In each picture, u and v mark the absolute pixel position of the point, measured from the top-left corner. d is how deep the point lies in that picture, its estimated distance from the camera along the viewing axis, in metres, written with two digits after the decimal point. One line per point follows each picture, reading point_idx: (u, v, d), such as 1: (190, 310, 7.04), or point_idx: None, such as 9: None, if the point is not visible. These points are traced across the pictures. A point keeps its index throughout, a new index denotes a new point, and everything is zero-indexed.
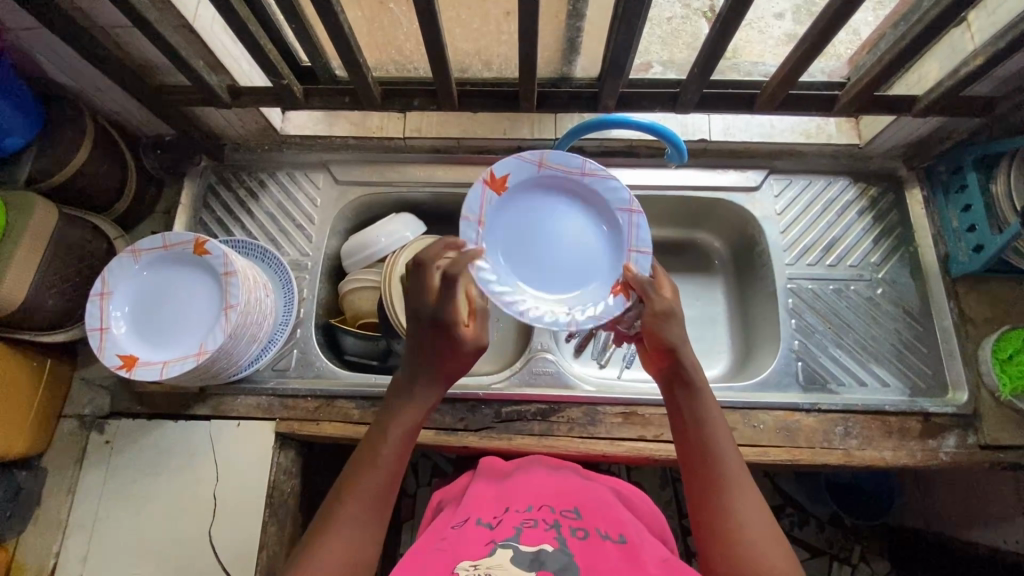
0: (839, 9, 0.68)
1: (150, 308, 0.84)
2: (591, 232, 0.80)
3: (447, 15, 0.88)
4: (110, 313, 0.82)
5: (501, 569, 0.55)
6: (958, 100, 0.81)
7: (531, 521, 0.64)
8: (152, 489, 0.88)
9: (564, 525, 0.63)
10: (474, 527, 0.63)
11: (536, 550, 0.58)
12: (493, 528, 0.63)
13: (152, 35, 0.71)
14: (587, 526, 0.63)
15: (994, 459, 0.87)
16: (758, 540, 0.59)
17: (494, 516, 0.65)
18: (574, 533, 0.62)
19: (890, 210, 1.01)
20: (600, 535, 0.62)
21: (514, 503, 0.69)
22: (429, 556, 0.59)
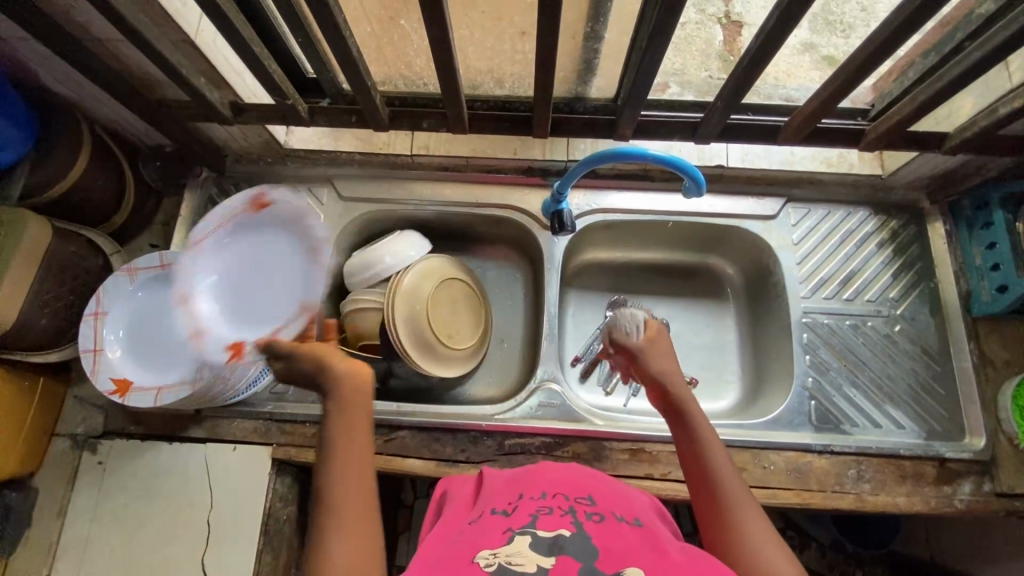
0: (878, 46, 0.65)
1: (148, 334, 0.84)
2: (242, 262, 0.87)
3: (459, 33, 0.84)
4: (107, 343, 0.81)
5: (522, 557, 0.52)
6: (992, 139, 0.77)
7: (546, 507, 0.60)
8: (144, 513, 0.86)
9: (580, 509, 0.60)
10: (489, 516, 0.60)
11: (554, 535, 0.55)
12: (509, 515, 0.59)
13: (151, 53, 0.68)
14: (603, 510, 0.61)
15: (1011, 508, 0.85)
16: (770, 554, 0.57)
17: (509, 503, 0.62)
18: (591, 516, 0.59)
19: (912, 243, 0.97)
20: (615, 518, 0.60)
21: (528, 488, 0.65)
22: (444, 549, 0.56)
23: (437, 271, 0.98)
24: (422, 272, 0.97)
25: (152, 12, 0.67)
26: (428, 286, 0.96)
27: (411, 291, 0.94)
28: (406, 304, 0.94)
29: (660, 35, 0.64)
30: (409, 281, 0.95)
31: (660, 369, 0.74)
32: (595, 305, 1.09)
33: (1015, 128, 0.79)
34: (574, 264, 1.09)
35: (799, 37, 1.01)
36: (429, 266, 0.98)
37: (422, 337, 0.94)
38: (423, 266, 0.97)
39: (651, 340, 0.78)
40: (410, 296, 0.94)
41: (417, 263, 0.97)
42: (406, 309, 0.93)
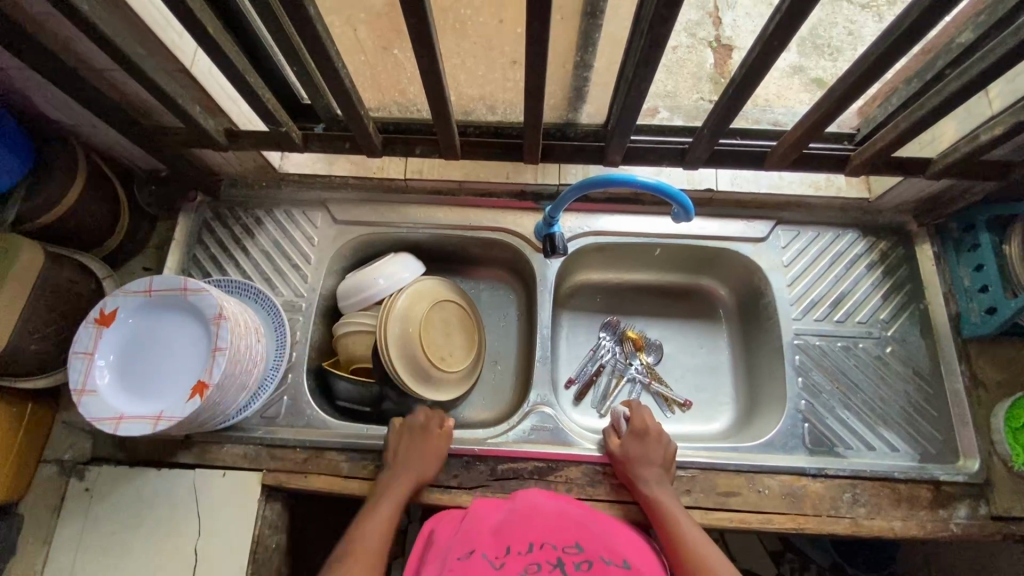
0: (858, 79, 0.66)
1: (134, 377, 0.80)
2: (135, 335, 0.83)
3: (452, 62, 0.86)
4: (105, 400, 0.78)
5: None
6: (974, 164, 0.79)
7: (535, 564, 0.62)
8: (130, 542, 0.85)
9: (567, 562, 0.63)
10: (479, 561, 0.63)
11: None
12: (499, 566, 0.62)
13: (148, 82, 0.69)
14: (590, 557, 0.64)
15: (1007, 532, 0.84)
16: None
17: (498, 554, 0.64)
18: (579, 567, 0.62)
19: (900, 264, 0.98)
20: (603, 563, 0.64)
21: (516, 537, 0.67)
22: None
23: (431, 292, 0.98)
24: (416, 293, 0.97)
25: (149, 44, 0.68)
26: (422, 308, 0.96)
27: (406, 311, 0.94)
28: (400, 325, 0.93)
29: (646, 66, 0.66)
30: (403, 302, 0.95)
31: (637, 457, 0.83)
32: (589, 326, 1.09)
33: (998, 153, 0.80)
34: (567, 285, 1.10)
35: (789, 60, 1.05)
36: (423, 287, 0.98)
37: (415, 359, 0.93)
38: (416, 288, 0.97)
39: (635, 433, 0.85)
40: (404, 317, 0.94)
41: (412, 286, 0.97)
42: (400, 330, 0.93)
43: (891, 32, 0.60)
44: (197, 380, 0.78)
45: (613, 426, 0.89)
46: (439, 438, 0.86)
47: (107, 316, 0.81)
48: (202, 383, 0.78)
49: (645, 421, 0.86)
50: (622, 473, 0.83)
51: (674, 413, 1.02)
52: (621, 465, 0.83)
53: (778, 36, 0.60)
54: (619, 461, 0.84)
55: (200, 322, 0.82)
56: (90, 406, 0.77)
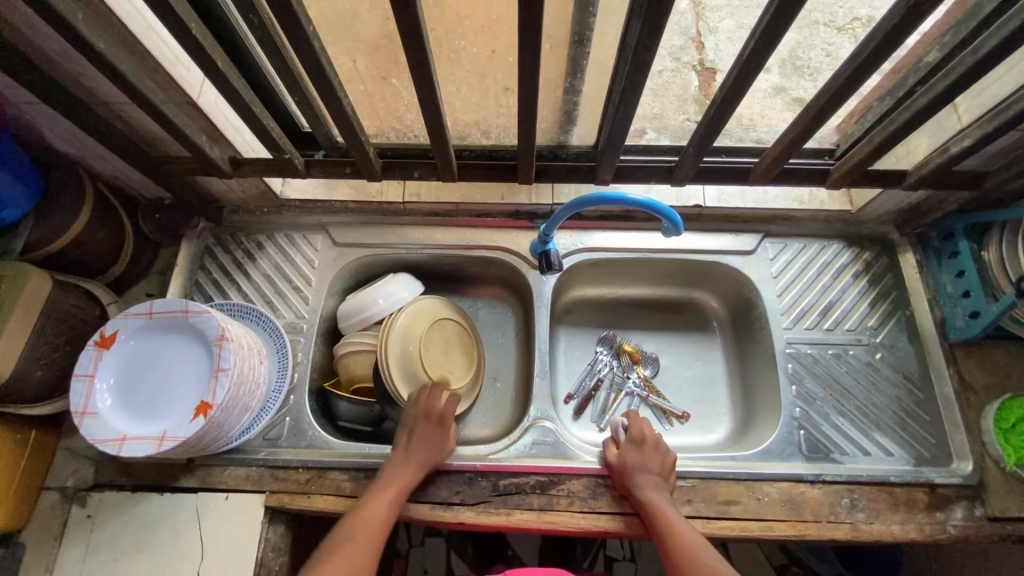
0: (830, 97, 0.69)
1: (135, 400, 0.81)
2: (134, 356, 0.84)
3: (447, 90, 0.91)
4: (107, 421, 0.79)
5: None
6: (948, 174, 0.83)
7: None
8: (132, 569, 0.84)
9: None
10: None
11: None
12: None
13: (158, 114, 0.72)
14: None
15: (1004, 532, 0.85)
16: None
17: None
18: None
19: (885, 272, 1.01)
20: None
21: None
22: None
23: (430, 312, 1.00)
24: (415, 311, 0.99)
25: (158, 78, 0.72)
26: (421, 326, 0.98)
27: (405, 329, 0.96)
28: (400, 343, 0.95)
29: (632, 90, 0.69)
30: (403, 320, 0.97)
31: (634, 461, 0.84)
32: (586, 342, 1.11)
33: (970, 164, 0.84)
34: (563, 301, 1.12)
35: (771, 81, 1.10)
36: (423, 306, 1.00)
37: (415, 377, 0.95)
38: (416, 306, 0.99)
39: (633, 439, 0.87)
40: (405, 335, 0.96)
41: (413, 305, 0.99)
42: (399, 347, 0.95)
43: (859, 52, 0.64)
44: (200, 400, 0.80)
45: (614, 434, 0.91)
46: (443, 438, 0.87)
47: (107, 338, 0.83)
48: (204, 404, 0.79)
49: (642, 430, 0.88)
50: (620, 482, 0.85)
51: (673, 425, 1.03)
52: (618, 469, 0.85)
53: (754, 58, 0.64)
54: (615, 468, 0.85)
55: (201, 343, 0.84)
56: (92, 427, 0.78)
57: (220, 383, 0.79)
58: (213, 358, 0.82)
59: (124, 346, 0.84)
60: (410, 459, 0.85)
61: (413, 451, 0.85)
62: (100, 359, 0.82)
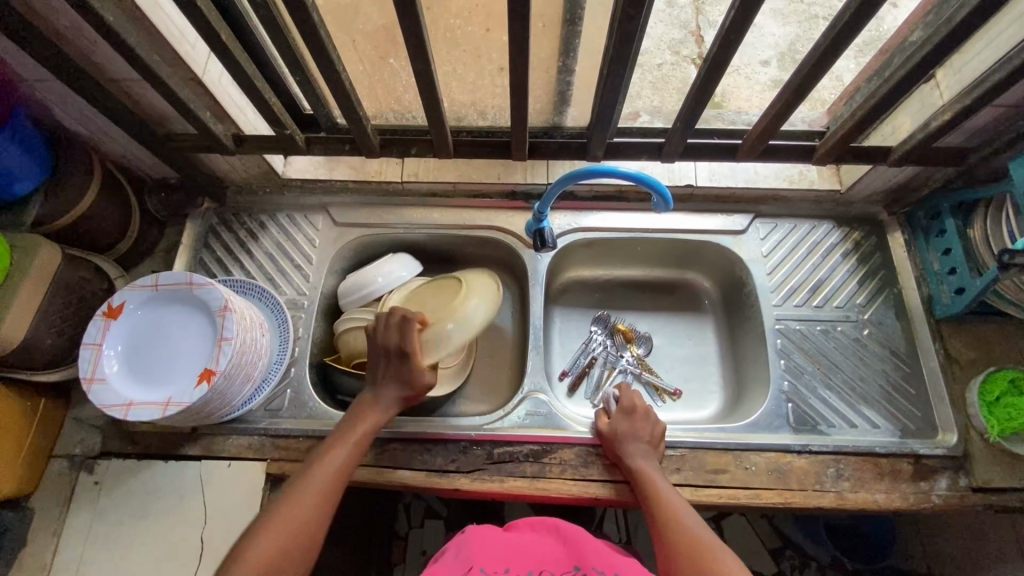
0: (811, 69, 0.72)
1: (142, 369, 0.84)
2: (141, 329, 0.87)
3: (445, 70, 0.94)
4: (115, 388, 0.82)
5: None
6: (930, 150, 0.85)
7: None
8: (139, 533, 0.87)
9: None
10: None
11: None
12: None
13: (163, 88, 0.75)
14: None
15: (987, 502, 0.87)
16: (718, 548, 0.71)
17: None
18: None
19: (874, 252, 1.04)
20: None
21: (515, 563, 0.68)
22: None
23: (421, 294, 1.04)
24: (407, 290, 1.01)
25: (165, 53, 0.74)
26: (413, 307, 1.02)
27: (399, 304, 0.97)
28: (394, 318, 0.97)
29: (619, 62, 0.72)
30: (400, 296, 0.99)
31: (624, 437, 0.86)
32: (581, 322, 1.13)
33: (951, 140, 0.87)
34: (559, 281, 1.15)
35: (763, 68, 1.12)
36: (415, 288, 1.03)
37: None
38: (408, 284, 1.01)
39: (628, 414, 0.89)
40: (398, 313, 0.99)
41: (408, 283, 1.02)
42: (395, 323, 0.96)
43: (836, 23, 0.66)
44: (206, 367, 0.82)
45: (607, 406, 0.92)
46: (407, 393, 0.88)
47: (115, 309, 0.86)
48: (209, 371, 0.82)
49: (633, 400, 0.90)
50: (611, 451, 0.87)
51: (665, 402, 1.05)
52: (610, 435, 0.87)
53: (733, 31, 0.67)
54: (607, 434, 0.87)
55: (201, 314, 0.87)
56: (100, 393, 0.81)
57: (225, 351, 0.82)
58: (216, 329, 0.85)
59: (133, 318, 0.87)
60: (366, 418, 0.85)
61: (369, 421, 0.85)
62: (109, 331, 0.85)
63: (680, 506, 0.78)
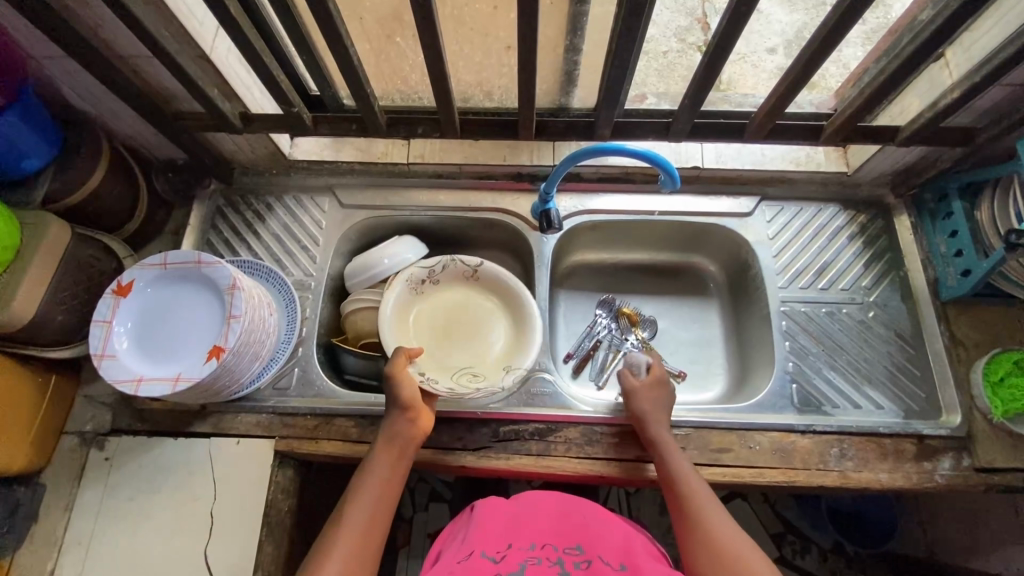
0: (821, 43, 0.72)
1: (151, 346, 0.85)
2: (149, 309, 0.87)
3: (451, 49, 0.94)
4: (125, 364, 0.82)
5: None
6: (938, 130, 0.85)
7: (534, 558, 0.67)
8: (150, 507, 0.88)
9: (567, 560, 0.67)
10: (479, 560, 0.66)
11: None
12: (499, 561, 0.66)
13: (171, 63, 0.75)
14: (591, 558, 0.67)
15: (990, 482, 0.87)
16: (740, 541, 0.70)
17: (499, 550, 0.68)
18: (578, 566, 0.66)
19: (880, 235, 1.03)
20: (602, 563, 0.66)
21: (518, 538, 0.71)
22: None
23: (446, 294, 1.03)
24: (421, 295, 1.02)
25: (173, 29, 0.74)
26: (437, 309, 1.02)
27: (402, 314, 0.99)
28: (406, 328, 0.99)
29: (628, 38, 0.71)
30: (405, 304, 1.00)
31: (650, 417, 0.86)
32: (586, 305, 1.14)
33: (960, 121, 0.87)
34: (565, 264, 1.15)
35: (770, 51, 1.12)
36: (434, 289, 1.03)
37: (443, 358, 0.98)
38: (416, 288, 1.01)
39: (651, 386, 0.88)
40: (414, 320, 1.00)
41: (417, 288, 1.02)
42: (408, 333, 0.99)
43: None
44: (215, 344, 0.83)
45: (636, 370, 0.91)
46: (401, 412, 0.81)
47: (125, 287, 0.86)
48: (218, 347, 0.83)
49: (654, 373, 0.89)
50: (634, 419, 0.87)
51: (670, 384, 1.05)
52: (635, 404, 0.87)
53: (743, 4, 0.66)
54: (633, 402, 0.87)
55: (206, 293, 0.88)
56: (110, 368, 0.81)
57: (233, 328, 0.83)
58: (224, 307, 0.86)
59: (141, 298, 0.87)
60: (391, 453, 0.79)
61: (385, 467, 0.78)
62: (118, 310, 0.85)
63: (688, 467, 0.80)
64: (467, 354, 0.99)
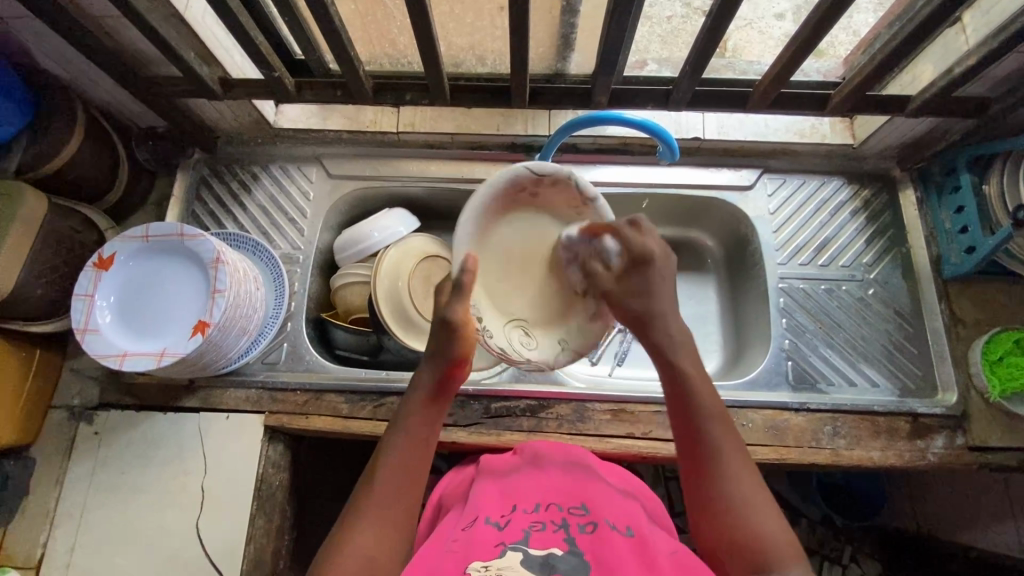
0: (830, 6, 0.68)
1: (132, 322, 0.83)
2: (127, 284, 0.85)
3: (441, 10, 0.90)
4: (108, 338, 0.81)
5: (513, 570, 0.58)
6: (950, 100, 0.81)
7: (539, 523, 0.65)
8: (141, 481, 0.88)
9: (572, 524, 0.65)
10: (483, 526, 0.65)
11: (546, 553, 0.60)
12: (503, 527, 0.65)
13: (143, 25, 0.71)
14: (595, 520, 0.66)
15: (982, 460, 0.87)
16: (764, 516, 0.62)
17: (503, 515, 0.67)
18: (582, 529, 0.64)
19: (884, 210, 1.01)
20: (607, 527, 0.65)
21: (522, 499, 0.70)
22: (439, 557, 0.61)
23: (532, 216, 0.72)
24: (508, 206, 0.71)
25: None
26: (517, 235, 0.72)
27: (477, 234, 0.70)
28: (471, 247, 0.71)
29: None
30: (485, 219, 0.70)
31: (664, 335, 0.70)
32: None
33: (973, 91, 0.83)
34: None
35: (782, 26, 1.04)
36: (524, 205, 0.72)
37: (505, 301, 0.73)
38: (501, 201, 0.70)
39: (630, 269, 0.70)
40: (483, 240, 0.71)
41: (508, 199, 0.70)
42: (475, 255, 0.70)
43: None
44: (197, 318, 0.82)
45: (603, 250, 0.70)
46: (447, 366, 0.70)
47: (106, 260, 0.84)
48: (203, 323, 0.81)
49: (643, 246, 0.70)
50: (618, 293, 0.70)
51: None
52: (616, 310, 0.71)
53: None
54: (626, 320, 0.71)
55: (194, 267, 0.85)
56: (93, 343, 0.80)
57: (217, 303, 0.81)
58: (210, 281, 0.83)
59: (119, 271, 0.85)
60: (424, 416, 0.70)
61: (425, 423, 0.70)
62: (97, 285, 0.83)
63: (717, 422, 0.67)
64: (537, 302, 0.73)
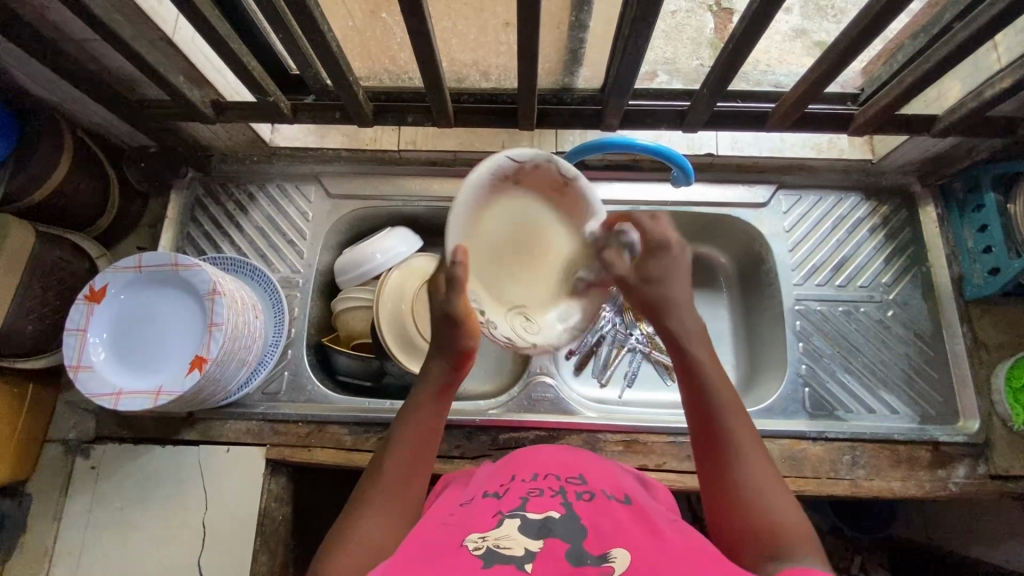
0: (859, 32, 0.64)
1: (129, 357, 0.80)
2: (127, 316, 0.82)
3: (442, 25, 0.85)
4: (103, 375, 0.78)
5: (509, 539, 0.52)
6: (978, 122, 0.77)
7: (536, 489, 0.60)
8: (141, 516, 0.86)
9: (570, 490, 0.60)
10: (480, 501, 0.60)
11: (543, 517, 0.55)
12: (501, 497, 0.60)
13: (129, 53, 0.67)
14: (592, 489, 0.61)
15: (1005, 490, 0.84)
16: (778, 504, 0.57)
17: (500, 486, 0.62)
18: (580, 496, 0.59)
19: (903, 227, 0.97)
20: (605, 496, 0.60)
21: (521, 470, 0.65)
22: (430, 531, 0.55)
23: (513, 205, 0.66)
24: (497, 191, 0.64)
25: (127, 11, 0.66)
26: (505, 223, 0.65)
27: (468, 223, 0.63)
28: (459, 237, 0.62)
29: (642, 22, 0.62)
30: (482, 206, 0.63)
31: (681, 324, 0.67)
32: None
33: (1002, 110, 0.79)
34: None
35: (791, 23, 0.98)
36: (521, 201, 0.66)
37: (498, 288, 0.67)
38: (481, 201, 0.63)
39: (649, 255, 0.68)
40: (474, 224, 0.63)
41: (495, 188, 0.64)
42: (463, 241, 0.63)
43: None
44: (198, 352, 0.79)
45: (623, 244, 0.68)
46: (457, 359, 0.67)
47: (98, 292, 0.81)
48: (200, 358, 0.77)
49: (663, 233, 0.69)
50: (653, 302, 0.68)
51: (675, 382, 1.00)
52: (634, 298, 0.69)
53: None
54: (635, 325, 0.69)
55: (194, 298, 0.81)
56: (87, 381, 0.77)
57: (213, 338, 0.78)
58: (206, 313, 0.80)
59: (116, 303, 0.82)
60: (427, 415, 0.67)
61: (430, 417, 0.66)
62: (93, 318, 0.80)
63: (729, 404, 0.63)
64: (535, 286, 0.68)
